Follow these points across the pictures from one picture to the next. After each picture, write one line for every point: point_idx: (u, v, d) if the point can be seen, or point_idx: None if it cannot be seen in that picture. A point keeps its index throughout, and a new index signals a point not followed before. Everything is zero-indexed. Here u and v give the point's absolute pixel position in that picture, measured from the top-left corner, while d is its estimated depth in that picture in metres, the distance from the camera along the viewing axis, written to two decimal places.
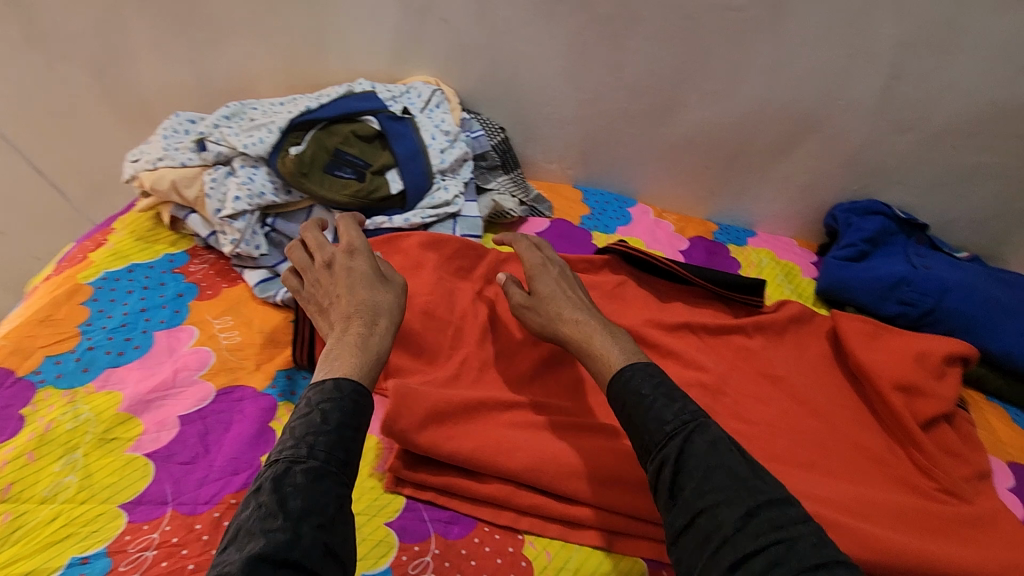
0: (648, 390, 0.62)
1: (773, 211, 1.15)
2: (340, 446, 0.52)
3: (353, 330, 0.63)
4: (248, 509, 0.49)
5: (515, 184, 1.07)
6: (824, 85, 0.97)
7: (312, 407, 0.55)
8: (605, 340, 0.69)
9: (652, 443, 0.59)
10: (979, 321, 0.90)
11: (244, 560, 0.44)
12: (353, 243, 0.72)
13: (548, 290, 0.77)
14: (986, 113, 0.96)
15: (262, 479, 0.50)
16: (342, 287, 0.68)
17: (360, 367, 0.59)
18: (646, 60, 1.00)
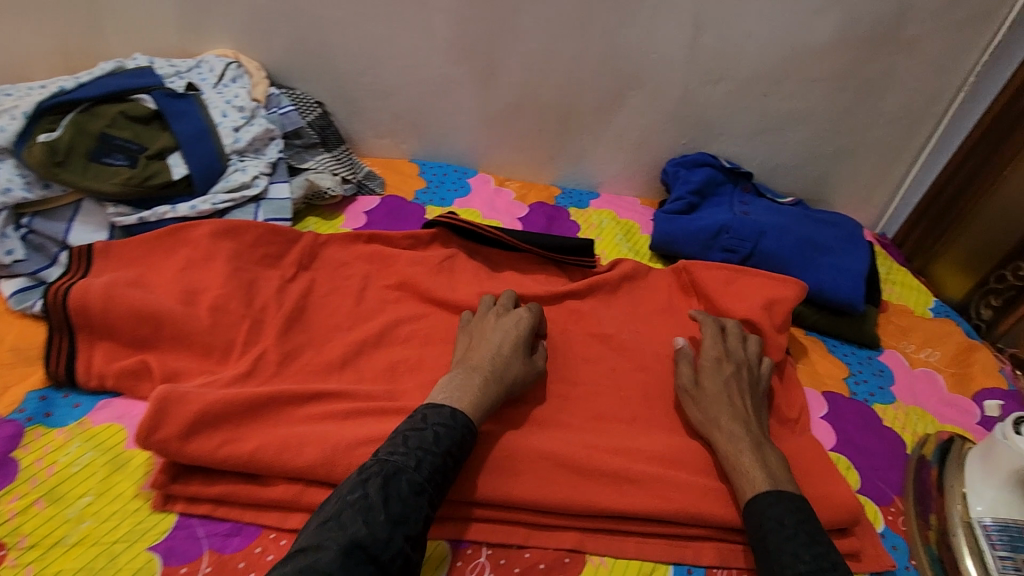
0: (789, 520, 0.58)
1: (614, 171, 1.15)
2: (440, 470, 0.57)
3: (471, 374, 0.67)
4: (353, 493, 0.53)
5: (339, 162, 1.00)
6: (635, 39, 0.97)
7: (427, 422, 0.59)
8: (755, 459, 0.65)
9: (757, 513, 0.60)
10: (791, 261, 0.94)
11: (344, 542, 0.48)
12: (520, 314, 0.77)
13: (718, 389, 0.73)
14: (789, 58, 0.98)
15: (374, 471, 0.54)
16: (494, 339, 0.73)
17: (472, 405, 0.64)
18: (456, 19, 0.95)
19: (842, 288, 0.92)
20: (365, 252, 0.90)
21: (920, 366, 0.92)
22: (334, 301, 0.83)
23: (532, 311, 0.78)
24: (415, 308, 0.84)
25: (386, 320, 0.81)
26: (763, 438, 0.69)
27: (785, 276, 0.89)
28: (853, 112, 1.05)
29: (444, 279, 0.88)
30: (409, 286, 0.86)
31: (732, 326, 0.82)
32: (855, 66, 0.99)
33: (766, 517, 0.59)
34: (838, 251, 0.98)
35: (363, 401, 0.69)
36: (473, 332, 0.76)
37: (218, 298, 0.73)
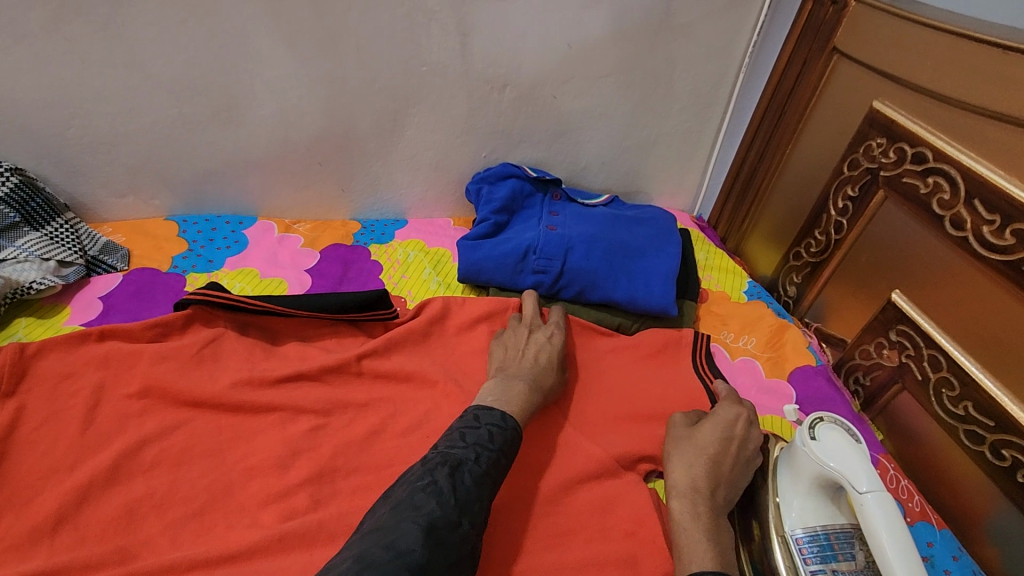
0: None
1: (418, 195, 1.04)
2: (496, 466, 0.60)
3: (513, 379, 0.72)
4: (424, 479, 0.55)
5: (55, 243, 0.80)
6: (398, 54, 0.85)
7: (480, 422, 0.63)
8: (706, 539, 0.60)
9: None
10: (603, 274, 0.89)
11: (422, 523, 0.51)
12: (553, 332, 0.82)
13: (711, 443, 0.69)
14: (569, 56, 0.92)
15: (438, 462, 0.57)
16: (532, 351, 0.78)
17: (519, 410, 0.68)
18: (167, 49, 0.78)
19: (655, 296, 0.89)
20: (93, 356, 0.71)
21: (740, 356, 0.93)
22: (49, 434, 0.64)
23: (561, 330, 0.83)
24: (170, 416, 0.68)
25: (124, 445, 0.64)
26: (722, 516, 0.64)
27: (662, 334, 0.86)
28: (644, 105, 1.01)
29: (204, 370, 0.72)
30: (157, 390, 0.69)
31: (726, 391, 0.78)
32: (636, 58, 0.95)
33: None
34: (651, 252, 0.95)
35: None
36: (510, 343, 0.80)
37: None
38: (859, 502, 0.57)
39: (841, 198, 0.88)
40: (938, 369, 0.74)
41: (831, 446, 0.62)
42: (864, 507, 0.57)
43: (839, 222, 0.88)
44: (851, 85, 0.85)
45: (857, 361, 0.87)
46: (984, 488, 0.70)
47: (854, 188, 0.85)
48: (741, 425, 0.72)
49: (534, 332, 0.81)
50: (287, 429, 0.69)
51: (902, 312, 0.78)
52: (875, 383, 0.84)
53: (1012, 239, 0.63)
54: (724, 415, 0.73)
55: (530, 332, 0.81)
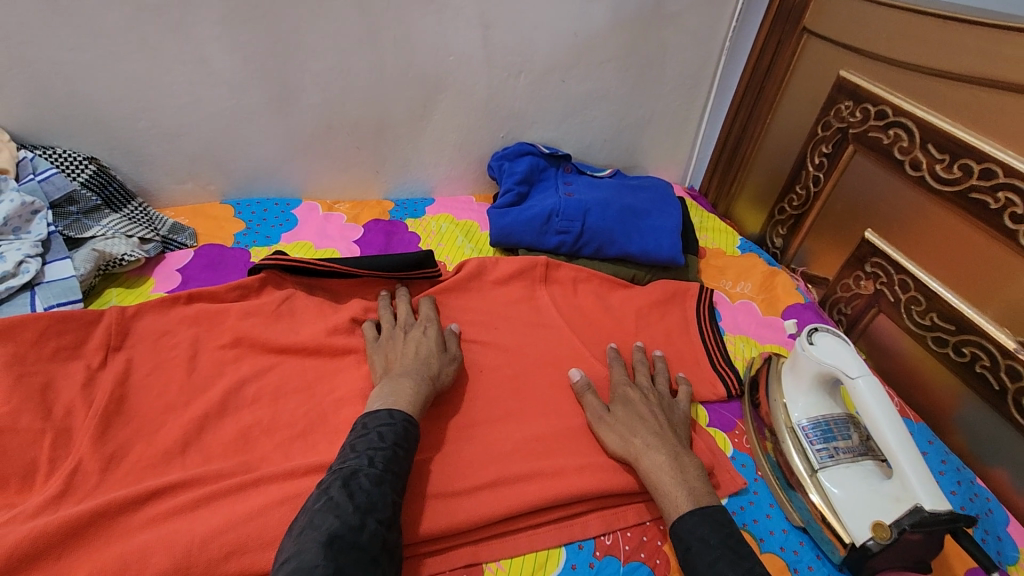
0: (714, 539, 0.59)
1: (443, 174, 1.15)
2: (394, 461, 0.59)
3: (404, 380, 0.70)
4: (319, 501, 0.54)
5: (133, 222, 0.89)
6: (429, 44, 0.97)
7: (368, 428, 0.62)
8: (675, 477, 0.65)
9: (682, 536, 0.61)
10: (617, 231, 1.02)
11: (323, 537, 0.50)
12: (425, 327, 0.80)
13: (624, 418, 0.73)
14: (576, 44, 1.05)
15: (332, 479, 0.56)
16: (409, 348, 0.76)
17: (409, 404, 0.67)
18: (228, 46, 0.88)
19: (663, 248, 1.01)
20: (187, 315, 0.80)
21: (739, 299, 1.06)
22: (160, 377, 0.73)
23: (432, 320, 0.82)
24: (260, 361, 0.78)
25: (228, 383, 0.73)
26: (682, 450, 0.70)
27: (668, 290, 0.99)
28: (641, 86, 1.15)
29: (285, 323, 0.82)
30: (247, 341, 0.79)
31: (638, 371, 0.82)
32: (633, 44, 1.08)
33: (692, 538, 0.60)
34: (656, 212, 1.07)
35: (213, 482, 0.63)
36: (390, 349, 0.77)
37: (3, 416, 0.63)
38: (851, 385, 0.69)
39: (817, 156, 1.02)
40: (908, 290, 0.88)
41: (825, 349, 0.74)
42: (855, 389, 0.69)
43: (816, 176, 1.02)
44: (821, 59, 1.00)
45: (839, 294, 1.02)
46: (950, 386, 0.85)
47: (828, 146, 0.99)
48: (651, 387, 0.79)
49: (409, 330, 0.80)
50: (363, 367, 0.79)
51: (875, 246, 0.92)
52: (856, 310, 0.98)
53: (959, 172, 0.77)
54: (628, 390, 0.77)
55: (403, 333, 0.80)
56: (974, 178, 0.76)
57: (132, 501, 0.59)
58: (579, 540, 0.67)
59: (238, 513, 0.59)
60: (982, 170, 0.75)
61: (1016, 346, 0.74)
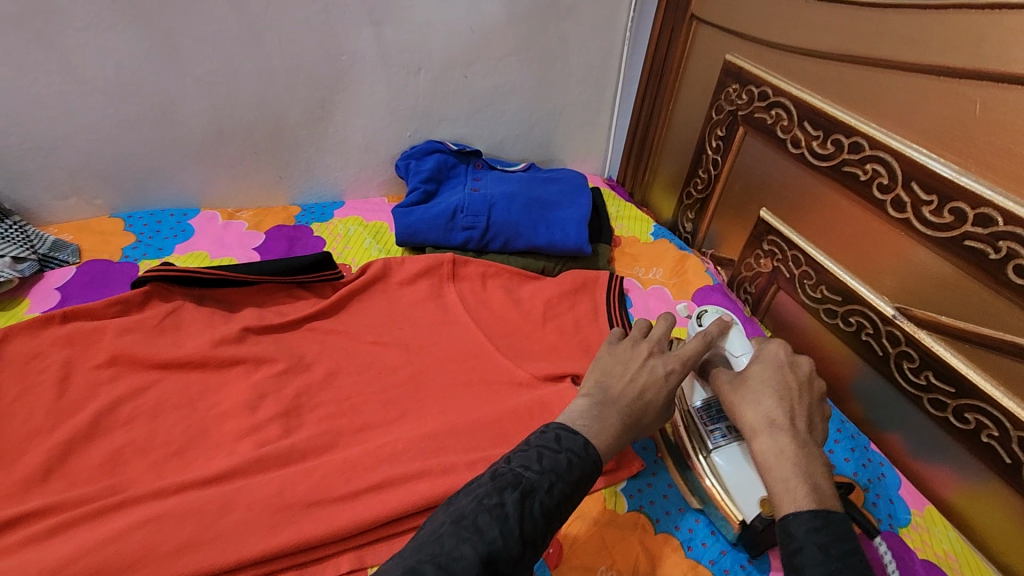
0: (834, 551, 0.47)
1: (352, 177, 1.13)
2: (569, 500, 0.53)
3: (608, 409, 0.62)
4: (491, 499, 0.49)
5: (4, 240, 0.85)
6: (318, 44, 0.94)
7: (562, 445, 0.56)
8: (796, 466, 0.55)
9: (794, 535, 0.50)
10: (524, 224, 1.01)
11: (482, 551, 0.45)
12: (687, 353, 0.70)
13: (761, 390, 0.63)
14: (473, 40, 1.04)
15: (508, 480, 0.51)
16: (638, 375, 0.66)
17: (606, 447, 0.60)
18: (100, 54, 0.84)
19: (572, 238, 1.02)
20: (60, 335, 0.76)
21: (651, 285, 1.07)
22: (26, 402, 0.69)
23: (691, 356, 0.70)
24: (140, 378, 0.74)
25: (101, 404, 0.69)
26: (813, 442, 0.59)
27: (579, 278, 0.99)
28: (545, 79, 1.15)
29: (171, 337, 0.79)
30: (125, 357, 0.75)
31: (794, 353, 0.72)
32: (532, 37, 1.08)
33: (807, 540, 0.49)
34: (565, 204, 1.07)
35: (74, 508, 0.59)
36: (614, 361, 0.68)
37: None
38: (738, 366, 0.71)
39: (713, 139, 1.04)
40: (800, 266, 0.90)
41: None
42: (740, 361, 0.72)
43: (715, 160, 1.04)
44: (710, 43, 1.02)
45: (743, 274, 1.03)
46: (844, 356, 0.87)
47: (722, 129, 1.01)
48: (805, 371, 0.67)
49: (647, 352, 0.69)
50: (252, 377, 0.77)
51: (770, 225, 0.95)
52: (758, 288, 1.00)
53: (832, 148, 0.80)
54: (775, 365, 0.67)
55: (643, 351, 0.69)
56: (845, 152, 0.78)
57: None
58: None
59: (97, 537, 0.56)
60: (851, 144, 0.77)
61: (893, 313, 0.77)
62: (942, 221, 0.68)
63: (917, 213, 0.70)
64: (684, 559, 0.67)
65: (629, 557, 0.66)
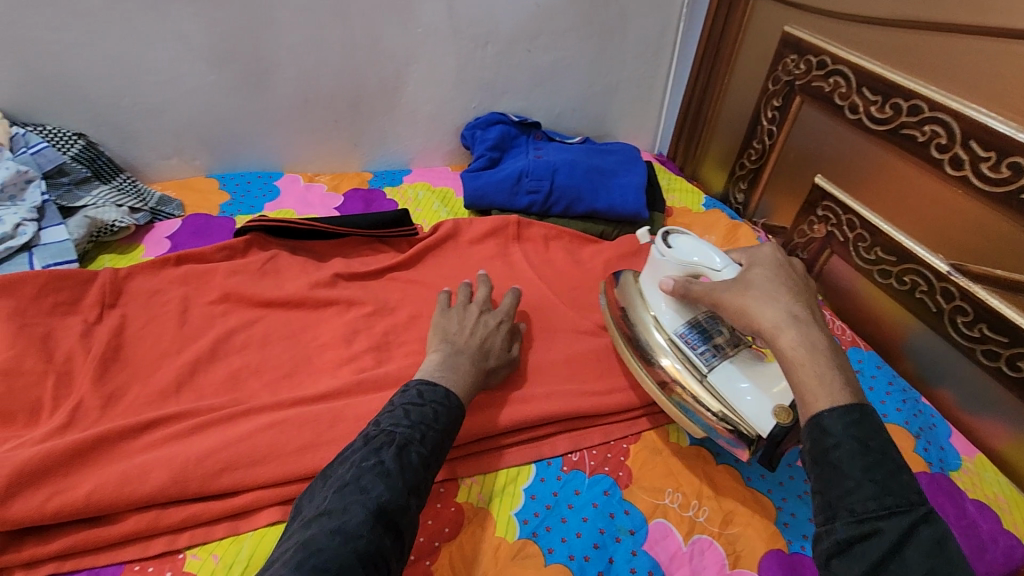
0: (873, 442, 0.46)
1: (419, 146, 1.21)
2: (440, 446, 0.60)
3: (459, 356, 0.70)
4: (369, 460, 0.54)
5: (122, 192, 0.93)
6: (398, 16, 1.01)
7: (425, 398, 0.62)
8: (826, 365, 0.51)
9: (829, 430, 0.48)
10: (584, 188, 1.07)
11: (371, 506, 0.50)
12: (507, 312, 0.80)
13: (774, 291, 0.58)
14: (539, 15, 1.10)
15: (383, 441, 0.56)
16: (477, 330, 0.75)
17: (463, 389, 0.67)
18: (206, 22, 0.92)
19: (629, 203, 1.07)
20: (177, 275, 0.85)
21: None
22: (154, 329, 0.78)
23: (511, 314, 0.81)
24: (246, 315, 0.83)
25: (218, 333, 0.78)
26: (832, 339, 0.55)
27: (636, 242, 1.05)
28: (604, 54, 1.19)
29: (271, 280, 0.88)
30: (234, 296, 0.84)
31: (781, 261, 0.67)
32: (594, 12, 1.13)
33: (845, 436, 0.47)
34: (622, 172, 1.13)
35: (206, 414, 0.68)
36: (451, 322, 0.76)
37: (8, 360, 0.66)
38: (721, 278, 0.66)
39: (769, 110, 1.08)
40: (855, 229, 0.94)
41: (682, 250, 0.72)
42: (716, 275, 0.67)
43: (770, 130, 1.08)
44: (770, 16, 1.06)
45: (796, 241, 1.08)
46: (896, 315, 0.91)
47: (778, 100, 1.05)
48: (800, 272, 0.63)
49: (481, 314, 0.79)
50: (345, 316, 0.84)
51: (825, 191, 0.98)
52: (811, 253, 1.04)
53: (890, 112, 0.84)
54: (776, 264, 0.62)
55: (478, 313, 0.78)
56: (903, 116, 0.82)
57: (132, 429, 0.64)
58: (548, 458, 0.72)
59: (231, 437, 0.64)
60: (910, 108, 0.81)
61: (948, 269, 0.80)
62: (999, 175, 0.72)
63: (975, 169, 0.74)
64: (747, 487, 0.71)
65: (693, 481, 0.71)
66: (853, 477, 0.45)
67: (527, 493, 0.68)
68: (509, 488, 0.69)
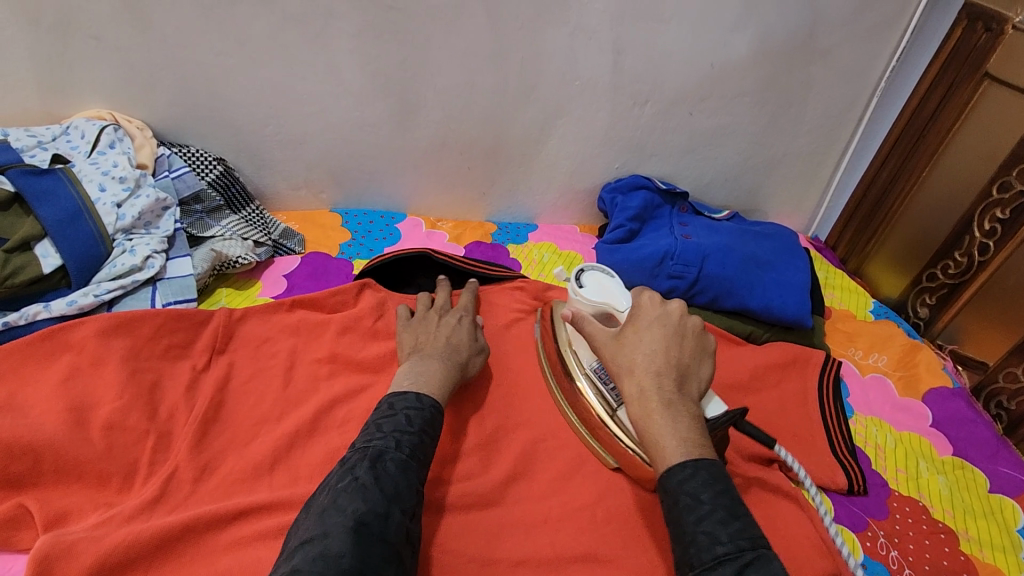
0: (706, 495, 0.52)
1: (550, 201, 1.11)
2: (420, 448, 0.57)
3: (429, 359, 0.68)
4: (345, 481, 0.51)
5: (249, 224, 0.90)
6: (556, 68, 0.92)
7: (395, 408, 0.59)
8: (664, 424, 0.58)
9: (670, 487, 0.54)
10: (736, 280, 0.92)
11: (350, 523, 0.47)
12: (463, 312, 0.79)
13: (632, 354, 0.63)
14: (710, 77, 0.96)
15: (357, 458, 0.53)
16: (443, 332, 0.74)
17: (436, 388, 0.64)
18: (360, 59, 0.87)
19: (788, 306, 0.92)
20: (288, 325, 0.79)
21: (870, 373, 0.93)
22: (258, 386, 0.72)
23: (468, 311, 0.80)
24: (352, 382, 0.75)
25: (321, 402, 0.71)
26: (682, 397, 0.60)
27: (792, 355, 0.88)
28: (776, 124, 1.04)
29: (382, 344, 0.80)
30: (342, 358, 0.77)
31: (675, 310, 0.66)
32: (776, 78, 0.97)
33: (679, 490, 0.53)
34: (780, 265, 0.97)
35: (298, 510, 0.60)
36: (417, 331, 0.75)
37: (114, 413, 0.62)
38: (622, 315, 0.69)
39: (987, 220, 0.91)
40: None
41: (591, 289, 0.72)
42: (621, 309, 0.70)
43: (984, 244, 0.92)
44: (1008, 110, 0.89)
45: (1000, 385, 0.90)
46: None
47: (1005, 211, 0.88)
48: (675, 317, 0.65)
49: (441, 317, 0.77)
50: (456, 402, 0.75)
51: None
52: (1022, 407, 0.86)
53: None
54: (650, 319, 0.66)
55: (438, 317, 0.77)
56: None
57: (219, 520, 0.57)
58: None
59: None
60: None
61: None
62: None
63: None
64: None
65: None
66: (695, 526, 0.51)
67: None
68: None
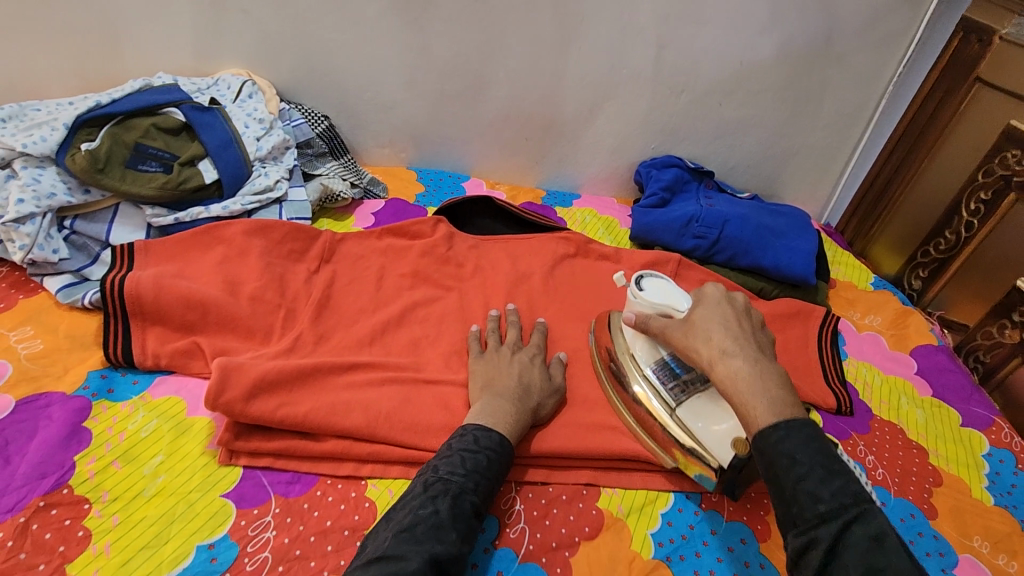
0: (803, 455, 0.50)
1: (593, 174, 1.28)
2: (491, 491, 0.62)
3: (501, 399, 0.70)
4: (425, 510, 0.57)
5: (346, 169, 1.09)
6: (607, 57, 1.10)
7: (479, 445, 0.63)
8: (754, 386, 0.54)
9: (766, 450, 0.51)
10: (752, 242, 1.08)
11: (426, 557, 0.52)
12: (533, 346, 0.81)
13: (706, 327, 0.61)
14: (738, 72, 1.13)
15: (439, 489, 0.59)
16: (515, 370, 0.76)
17: (509, 429, 0.67)
18: (447, 40, 1.06)
19: (796, 266, 1.07)
20: (379, 247, 0.97)
21: (866, 330, 1.08)
22: (358, 287, 0.90)
23: (540, 350, 0.81)
24: (429, 292, 0.93)
25: (407, 302, 0.89)
26: (767, 359, 0.58)
27: (797, 306, 1.03)
28: (796, 117, 1.19)
29: (453, 268, 0.97)
30: (422, 274, 0.95)
31: (738, 298, 0.65)
32: (796, 76, 1.13)
33: (777, 453, 0.50)
34: (792, 235, 1.12)
35: (394, 370, 0.77)
36: (489, 369, 0.76)
37: (256, 288, 0.81)
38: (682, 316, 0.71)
39: (973, 202, 1.06)
40: None
41: (651, 294, 0.75)
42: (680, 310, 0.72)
43: (970, 222, 1.06)
44: (996, 109, 1.03)
45: (978, 342, 1.04)
46: None
47: (988, 193, 1.03)
48: (744, 302, 0.65)
49: (513, 353, 0.79)
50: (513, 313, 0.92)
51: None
52: (995, 359, 1.00)
53: None
54: (716, 300, 0.64)
55: (511, 354, 0.79)
56: None
57: (337, 367, 0.74)
58: (687, 490, 0.74)
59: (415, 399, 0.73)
60: None
61: None
62: None
63: None
64: None
65: None
66: (800, 494, 0.49)
67: (664, 518, 0.71)
68: (647, 508, 0.72)
